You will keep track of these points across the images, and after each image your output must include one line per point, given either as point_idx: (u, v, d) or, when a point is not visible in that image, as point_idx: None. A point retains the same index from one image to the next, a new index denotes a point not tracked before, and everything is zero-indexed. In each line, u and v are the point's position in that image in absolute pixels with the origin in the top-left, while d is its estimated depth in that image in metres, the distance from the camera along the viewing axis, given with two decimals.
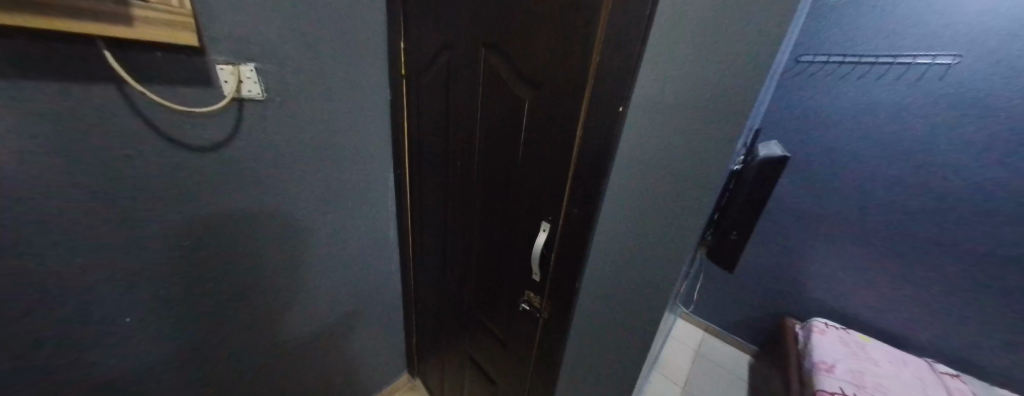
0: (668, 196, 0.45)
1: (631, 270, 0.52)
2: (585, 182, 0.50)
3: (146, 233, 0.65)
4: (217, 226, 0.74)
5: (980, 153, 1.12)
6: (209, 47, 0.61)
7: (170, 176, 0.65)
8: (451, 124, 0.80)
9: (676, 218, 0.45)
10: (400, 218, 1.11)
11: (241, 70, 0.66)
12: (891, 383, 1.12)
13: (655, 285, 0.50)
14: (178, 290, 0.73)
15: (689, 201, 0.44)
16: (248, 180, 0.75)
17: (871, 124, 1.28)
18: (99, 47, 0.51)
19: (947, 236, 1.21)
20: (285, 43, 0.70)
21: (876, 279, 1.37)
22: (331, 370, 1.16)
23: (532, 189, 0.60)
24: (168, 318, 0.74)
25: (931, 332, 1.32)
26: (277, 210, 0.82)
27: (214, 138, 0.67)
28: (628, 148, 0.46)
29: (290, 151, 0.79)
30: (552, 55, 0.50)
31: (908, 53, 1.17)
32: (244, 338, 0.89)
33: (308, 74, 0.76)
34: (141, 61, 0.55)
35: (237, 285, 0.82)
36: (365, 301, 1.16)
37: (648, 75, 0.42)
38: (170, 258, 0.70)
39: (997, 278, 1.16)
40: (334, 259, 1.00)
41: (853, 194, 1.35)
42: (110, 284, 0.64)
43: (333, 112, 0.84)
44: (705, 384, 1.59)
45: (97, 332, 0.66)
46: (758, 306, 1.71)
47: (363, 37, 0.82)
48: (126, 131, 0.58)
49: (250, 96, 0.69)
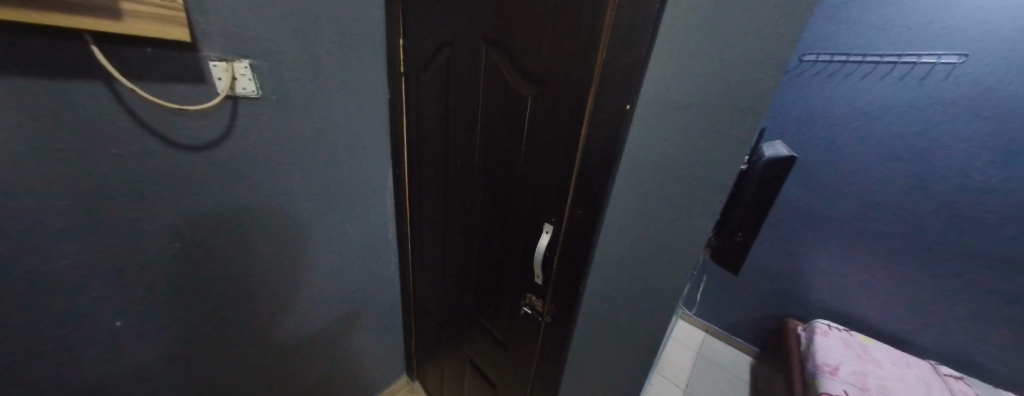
0: (676, 197, 0.44)
1: (637, 273, 0.51)
2: (589, 183, 0.48)
3: (136, 235, 0.63)
4: (210, 228, 0.72)
5: (985, 154, 1.10)
6: (201, 43, 0.59)
7: (162, 176, 0.63)
8: (451, 123, 0.79)
9: (684, 220, 0.44)
10: (399, 219, 1.09)
11: (235, 67, 0.64)
12: (896, 386, 1.11)
13: (662, 288, 0.49)
14: (170, 293, 0.71)
15: (698, 203, 0.42)
16: (241, 180, 0.73)
17: (875, 125, 1.27)
18: (86, 42, 0.49)
19: (951, 237, 1.20)
20: (280, 40, 0.68)
21: (879, 280, 1.36)
22: (329, 373, 1.14)
23: (534, 190, 0.59)
24: (160, 322, 0.72)
25: (934, 334, 1.31)
26: (272, 211, 0.80)
27: (207, 137, 0.65)
28: (634, 148, 0.45)
29: (286, 151, 0.78)
30: (556, 51, 0.49)
31: (913, 52, 1.16)
32: (239, 341, 0.87)
33: (304, 71, 0.74)
34: (130, 57, 0.53)
35: (231, 288, 0.80)
36: (364, 302, 1.14)
37: (656, 72, 0.40)
38: (162, 260, 0.68)
39: (1001, 280, 1.15)
40: (332, 260, 0.99)
41: (857, 195, 1.34)
42: (99, 287, 0.62)
43: (330, 111, 0.82)
44: (707, 386, 1.58)
45: (87, 336, 0.64)
46: (760, 307, 1.71)
47: (361, 34, 0.80)
48: (115, 129, 0.56)
49: (244, 94, 0.67)
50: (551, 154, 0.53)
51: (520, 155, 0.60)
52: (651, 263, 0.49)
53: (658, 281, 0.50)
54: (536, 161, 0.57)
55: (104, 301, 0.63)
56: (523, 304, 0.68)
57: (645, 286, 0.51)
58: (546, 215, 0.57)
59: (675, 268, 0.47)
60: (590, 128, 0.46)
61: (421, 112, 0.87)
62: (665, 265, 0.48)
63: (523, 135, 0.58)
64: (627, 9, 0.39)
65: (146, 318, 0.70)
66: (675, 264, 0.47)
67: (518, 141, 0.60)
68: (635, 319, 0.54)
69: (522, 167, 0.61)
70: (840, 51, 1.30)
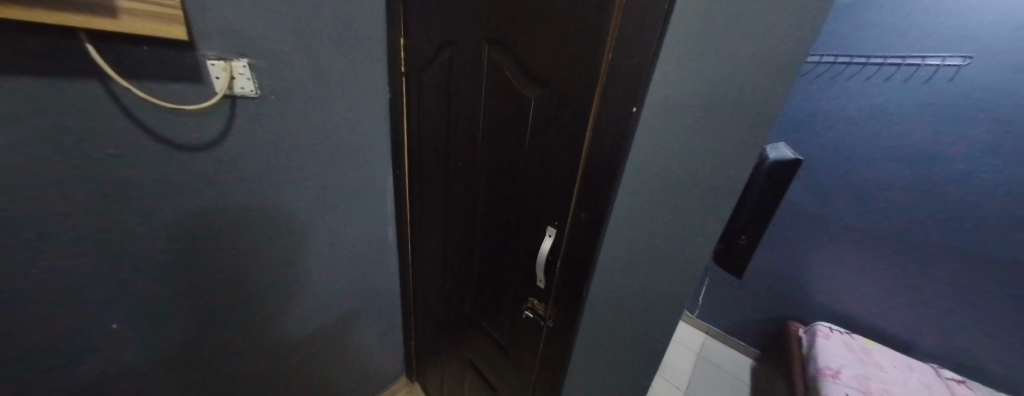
0: (682, 201, 0.43)
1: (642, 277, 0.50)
2: (594, 186, 0.47)
3: (133, 237, 0.62)
4: (208, 229, 0.71)
5: (990, 157, 1.10)
6: (199, 41, 0.58)
7: (159, 177, 0.62)
8: (452, 123, 0.78)
9: (690, 224, 0.43)
10: (399, 219, 1.08)
11: (234, 66, 0.63)
12: (898, 390, 1.10)
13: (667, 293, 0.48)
14: (168, 295, 0.70)
15: (705, 208, 0.42)
16: (239, 180, 0.72)
17: (879, 127, 1.26)
18: (81, 40, 0.48)
19: (955, 241, 1.19)
20: (280, 38, 0.67)
21: (881, 283, 1.36)
22: (328, 374, 1.13)
23: (536, 192, 0.58)
24: (156, 324, 0.71)
25: (936, 337, 1.31)
26: (271, 212, 0.79)
27: (205, 137, 0.64)
28: (640, 151, 0.44)
29: (285, 151, 0.77)
30: (561, 51, 0.48)
31: (918, 54, 1.16)
32: (237, 343, 0.86)
33: (304, 70, 0.73)
34: (126, 56, 0.52)
35: (229, 290, 0.79)
36: (364, 303, 1.13)
37: (664, 74, 0.39)
38: (159, 262, 0.67)
39: (1004, 284, 1.15)
40: (332, 261, 0.98)
41: (860, 197, 1.34)
42: (95, 289, 0.61)
43: (330, 111, 0.81)
44: (707, 388, 1.58)
45: (81, 339, 0.63)
46: (761, 309, 1.70)
47: (362, 33, 0.79)
48: (111, 129, 0.55)
49: (243, 93, 0.66)
50: (554, 157, 0.52)
51: (522, 157, 0.60)
52: (658, 267, 0.49)
53: (664, 286, 0.49)
54: (538, 163, 0.56)
55: (100, 304, 0.63)
56: (525, 307, 0.68)
57: (650, 290, 0.51)
58: (549, 218, 0.56)
59: (681, 273, 0.46)
60: (594, 130, 0.46)
61: (421, 113, 0.86)
62: (672, 270, 0.47)
63: (526, 137, 0.57)
64: (635, 9, 0.38)
65: (143, 321, 0.69)
66: (682, 269, 0.46)
67: (520, 142, 0.59)
68: (639, 324, 0.54)
69: (524, 169, 0.60)
70: (842, 53, 1.31)
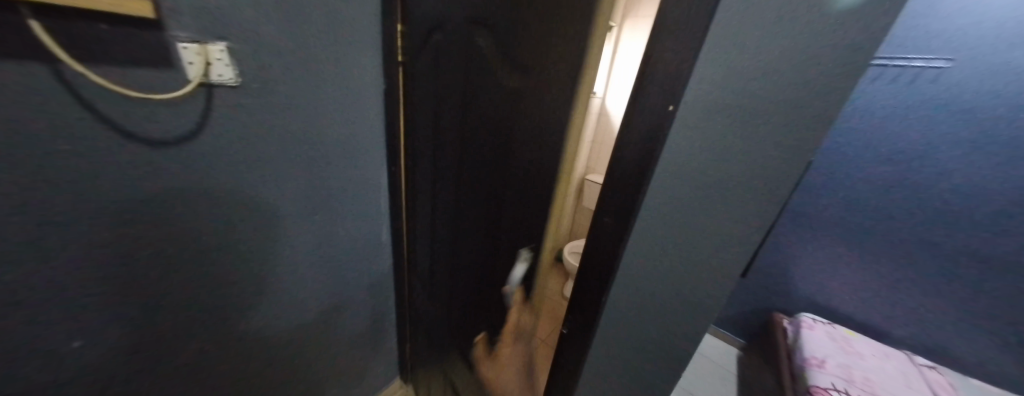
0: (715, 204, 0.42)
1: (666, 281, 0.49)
2: (621, 190, 0.44)
3: (93, 243, 0.55)
4: (182, 232, 0.64)
5: (966, 155, 1.17)
6: (169, 20, 0.51)
7: (125, 176, 0.54)
8: (440, 112, 0.74)
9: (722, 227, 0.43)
10: (394, 217, 1.03)
11: (210, 50, 0.56)
12: (877, 377, 1.16)
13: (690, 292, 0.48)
14: (137, 306, 0.63)
15: (738, 210, 0.41)
16: (219, 179, 0.65)
17: (865, 124, 1.31)
18: (24, 15, 0.41)
19: (931, 235, 1.26)
20: (262, 19, 0.60)
21: (860, 276, 1.43)
22: (316, 379, 1.07)
23: (546, 179, 0.60)
24: (123, 338, 0.64)
25: (908, 326, 1.39)
26: (255, 212, 0.73)
27: (179, 130, 0.57)
28: (675, 154, 0.41)
29: (269, 146, 0.70)
30: (547, 60, 0.54)
31: (902, 56, 1.22)
32: (213, 355, 0.79)
33: (288, 57, 0.66)
34: (81, 35, 0.45)
35: (205, 298, 0.72)
36: (355, 304, 1.08)
37: (706, 71, 0.36)
38: (126, 271, 0.60)
39: (973, 275, 1.23)
40: (320, 263, 0.91)
41: (845, 194, 1.39)
42: (54, 299, 0.54)
43: (319, 102, 0.74)
44: (698, 381, 1.61)
45: (38, 353, 0.56)
46: (748, 302, 1.75)
47: (354, 17, 0.73)
48: (67, 119, 0.47)
49: (221, 81, 0.59)
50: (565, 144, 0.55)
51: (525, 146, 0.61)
52: (683, 270, 0.48)
53: (688, 287, 0.49)
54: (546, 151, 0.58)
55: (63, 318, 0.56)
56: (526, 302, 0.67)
57: (677, 291, 0.50)
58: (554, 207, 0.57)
59: (709, 274, 0.46)
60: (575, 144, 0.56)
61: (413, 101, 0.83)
62: (700, 271, 0.47)
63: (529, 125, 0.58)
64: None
65: (111, 333, 0.62)
66: (710, 270, 0.46)
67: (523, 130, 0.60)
68: (660, 323, 0.54)
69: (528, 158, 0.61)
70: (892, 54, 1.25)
